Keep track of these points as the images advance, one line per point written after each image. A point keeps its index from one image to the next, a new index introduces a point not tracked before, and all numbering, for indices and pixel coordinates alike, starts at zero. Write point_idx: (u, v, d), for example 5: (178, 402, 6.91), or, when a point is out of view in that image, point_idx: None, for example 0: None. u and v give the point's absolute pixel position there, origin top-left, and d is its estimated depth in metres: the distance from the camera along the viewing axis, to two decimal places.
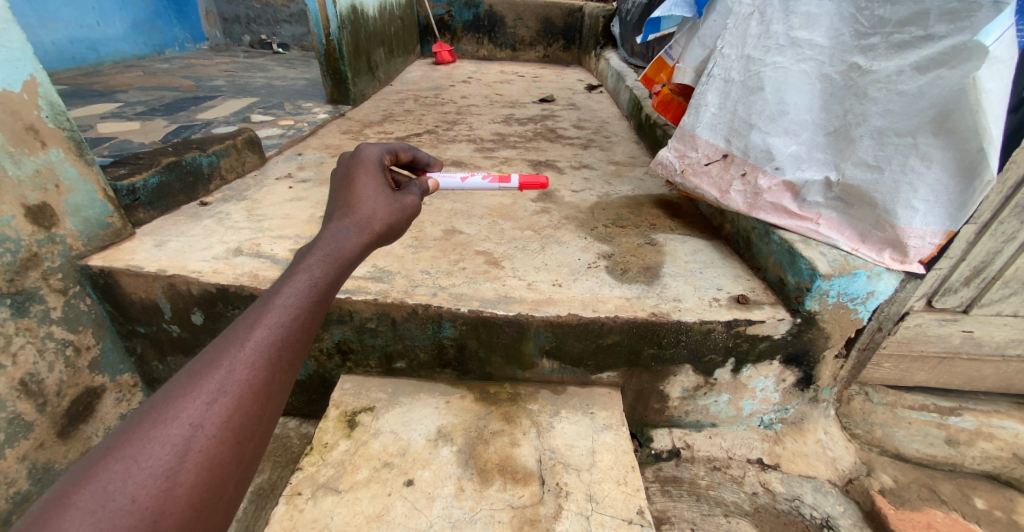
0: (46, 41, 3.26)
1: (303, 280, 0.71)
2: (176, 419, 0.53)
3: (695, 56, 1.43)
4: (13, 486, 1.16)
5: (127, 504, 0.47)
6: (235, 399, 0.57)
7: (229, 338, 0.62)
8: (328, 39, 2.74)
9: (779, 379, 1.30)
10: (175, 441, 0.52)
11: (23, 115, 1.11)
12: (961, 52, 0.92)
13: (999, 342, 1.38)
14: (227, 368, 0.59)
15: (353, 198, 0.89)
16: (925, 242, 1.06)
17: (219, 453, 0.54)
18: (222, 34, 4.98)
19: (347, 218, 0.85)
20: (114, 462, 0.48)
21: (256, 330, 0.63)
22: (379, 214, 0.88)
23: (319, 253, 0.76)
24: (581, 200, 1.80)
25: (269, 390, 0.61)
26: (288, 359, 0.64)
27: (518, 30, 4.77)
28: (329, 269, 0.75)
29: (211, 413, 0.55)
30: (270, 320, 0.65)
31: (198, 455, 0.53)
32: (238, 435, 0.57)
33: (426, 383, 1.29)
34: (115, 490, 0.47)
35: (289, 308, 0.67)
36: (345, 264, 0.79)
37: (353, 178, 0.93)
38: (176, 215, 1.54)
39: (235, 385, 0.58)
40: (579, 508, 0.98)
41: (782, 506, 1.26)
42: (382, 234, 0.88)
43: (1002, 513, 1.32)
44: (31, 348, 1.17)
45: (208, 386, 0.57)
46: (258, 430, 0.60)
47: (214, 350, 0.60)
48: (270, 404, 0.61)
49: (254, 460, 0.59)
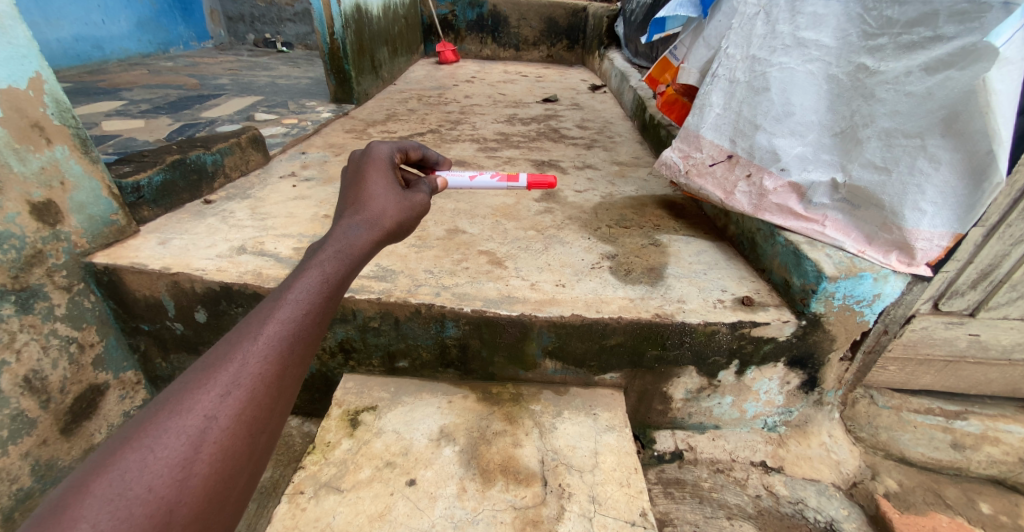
0: (51, 38, 3.26)
1: (315, 276, 0.71)
2: (191, 411, 0.53)
3: (700, 57, 1.42)
4: (16, 483, 1.16)
5: (143, 493, 0.47)
6: (248, 392, 0.57)
7: (242, 332, 0.62)
8: (332, 38, 2.74)
9: (783, 381, 1.29)
10: (189, 432, 0.52)
11: (29, 112, 1.11)
12: (970, 53, 0.91)
13: (1005, 345, 1.37)
14: (241, 361, 0.59)
15: (364, 195, 0.89)
16: (933, 244, 1.06)
17: (233, 445, 0.54)
18: (227, 33, 4.99)
19: (358, 215, 0.85)
20: (131, 451, 0.48)
21: (269, 325, 0.63)
22: (390, 211, 0.87)
23: (330, 249, 0.76)
24: (585, 200, 1.80)
25: (281, 384, 0.61)
26: (299, 354, 0.64)
27: (522, 30, 4.76)
28: (340, 265, 0.75)
29: (225, 405, 0.55)
30: (282, 314, 0.65)
31: (212, 446, 0.52)
32: (251, 428, 0.57)
33: (428, 383, 1.29)
34: (132, 479, 0.47)
35: (301, 303, 0.67)
36: (356, 260, 0.79)
37: (363, 176, 0.93)
38: (180, 213, 1.55)
39: (248, 377, 0.58)
40: (582, 509, 0.97)
41: (785, 509, 1.25)
42: (393, 231, 0.88)
43: (1008, 518, 1.31)
44: (35, 345, 1.17)
45: (222, 379, 0.57)
46: (270, 424, 0.59)
47: (227, 344, 0.60)
48: (282, 398, 0.61)
49: (266, 453, 0.59)
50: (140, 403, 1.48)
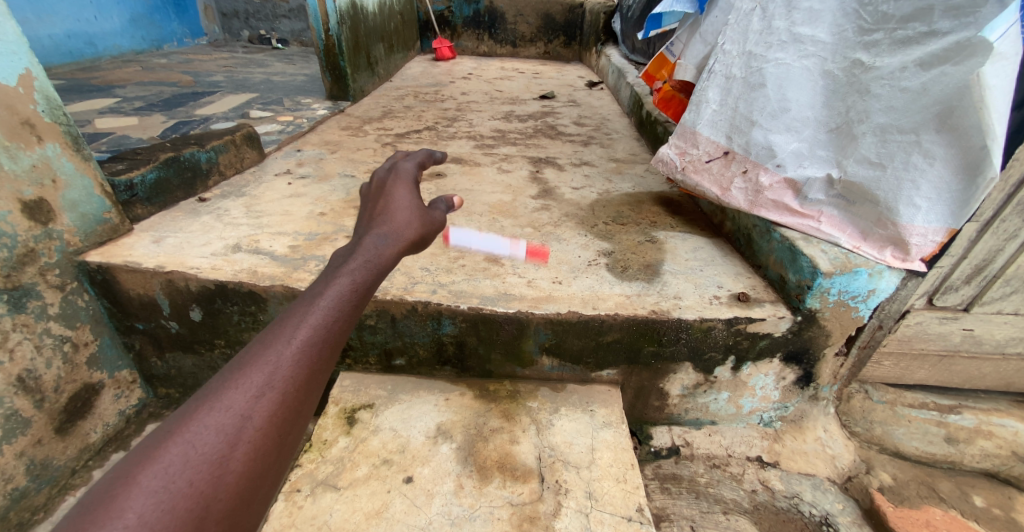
0: (43, 35, 3.23)
1: (344, 283, 0.70)
2: (228, 409, 0.53)
3: (695, 53, 1.44)
4: (11, 483, 1.15)
5: (184, 487, 0.47)
6: (281, 394, 0.57)
7: (276, 334, 0.62)
8: (327, 34, 2.72)
9: (779, 377, 1.30)
10: (227, 430, 0.52)
11: (19, 110, 1.10)
12: (965, 48, 0.90)
13: (999, 340, 1.38)
14: (274, 363, 0.59)
15: (389, 208, 0.89)
16: (927, 240, 1.06)
17: (265, 445, 0.54)
18: (221, 29, 4.96)
19: (383, 226, 0.84)
20: (173, 446, 0.49)
21: (302, 328, 0.63)
22: (413, 224, 0.86)
23: (358, 258, 0.75)
24: (582, 197, 1.79)
25: (310, 388, 0.60)
26: (328, 358, 0.63)
27: (519, 26, 4.74)
28: (368, 274, 0.74)
29: (259, 406, 0.55)
30: (313, 319, 0.64)
31: (247, 445, 0.52)
32: (281, 429, 0.56)
33: (425, 380, 1.29)
34: (174, 473, 0.47)
35: (331, 309, 0.66)
36: (382, 269, 0.77)
37: (390, 191, 0.93)
38: (174, 211, 1.54)
39: (281, 379, 0.58)
40: (579, 505, 0.98)
41: (781, 503, 1.26)
42: (416, 243, 0.86)
43: (1002, 511, 1.33)
44: (29, 344, 1.16)
45: (256, 379, 0.57)
46: (299, 427, 0.59)
47: (261, 346, 0.60)
48: (311, 402, 0.60)
49: (296, 456, 0.58)
50: (136, 402, 1.48)
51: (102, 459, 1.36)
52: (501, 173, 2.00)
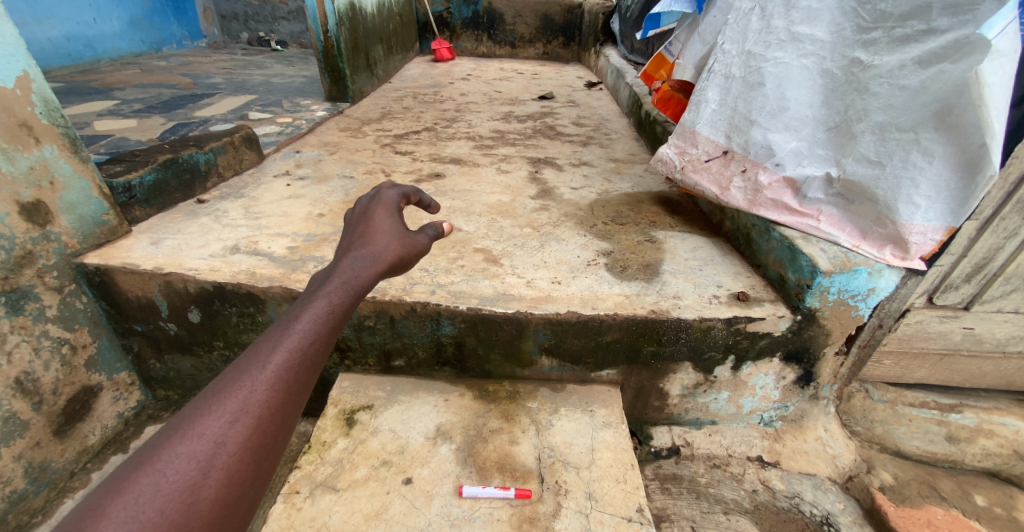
0: (42, 38, 3.23)
1: (320, 306, 0.70)
2: (201, 436, 0.53)
3: (694, 53, 1.44)
4: (8, 486, 1.15)
5: (155, 517, 0.46)
6: (255, 419, 0.57)
7: (250, 359, 0.62)
8: (326, 36, 2.71)
9: (778, 376, 1.30)
10: (199, 457, 0.51)
11: (18, 112, 1.10)
12: (964, 46, 0.90)
13: (1000, 338, 1.37)
14: (249, 388, 0.58)
15: (369, 231, 0.87)
16: (926, 238, 1.05)
17: (239, 471, 0.54)
18: (220, 32, 4.96)
19: (362, 249, 0.83)
20: (144, 476, 0.48)
21: (277, 352, 0.62)
22: (392, 246, 0.86)
23: (335, 281, 0.75)
24: (581, 197, 1.79)
25: (286, 411, 0.60)
26: (304, 382, 0.63)
27: (518, 27, 4.75)
28: (346, 296, 0.74)
29: (233, 432, 0.55)
30: (289, 343, 0.64)
31: (220, 471, 0.52)
32: (256, 454, 0.56)
33: (425, 381, 1.28)
34: (145, 502, 0.46)
35: (307, 332, 0.66)
36: (361, 293, 0.77)
37: (370, 216, 0.92)
38: (172, 213, 1.53)
39: (256, 404, 0.58)
40: (579, 506, 0.97)
41: (782, 503, 1.25)
42: (395, 266, 0.85)
43: (1004, 510, 1.32)
44: (26, 346, 1.16)
45: (230, 405, 0.56)
46: (273, 451, 0.58)
47: (236, 372, 0.60)
48: (286, 425, 0.60)
49: (270, 481, 0.57)
50: (134, 404, 1.47)
51: (101, 461, 1.36)
52: (500, 172, 2.00)
